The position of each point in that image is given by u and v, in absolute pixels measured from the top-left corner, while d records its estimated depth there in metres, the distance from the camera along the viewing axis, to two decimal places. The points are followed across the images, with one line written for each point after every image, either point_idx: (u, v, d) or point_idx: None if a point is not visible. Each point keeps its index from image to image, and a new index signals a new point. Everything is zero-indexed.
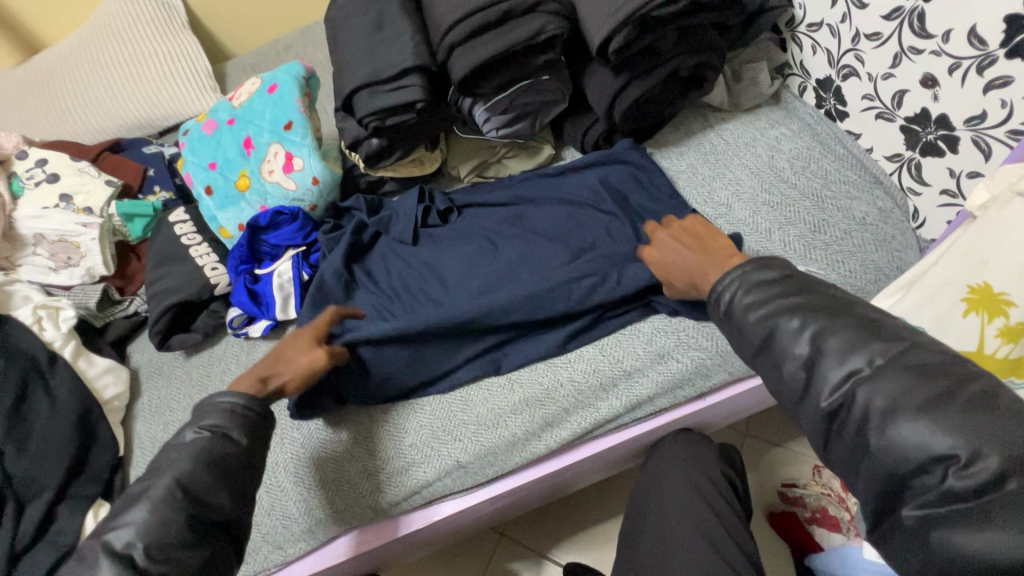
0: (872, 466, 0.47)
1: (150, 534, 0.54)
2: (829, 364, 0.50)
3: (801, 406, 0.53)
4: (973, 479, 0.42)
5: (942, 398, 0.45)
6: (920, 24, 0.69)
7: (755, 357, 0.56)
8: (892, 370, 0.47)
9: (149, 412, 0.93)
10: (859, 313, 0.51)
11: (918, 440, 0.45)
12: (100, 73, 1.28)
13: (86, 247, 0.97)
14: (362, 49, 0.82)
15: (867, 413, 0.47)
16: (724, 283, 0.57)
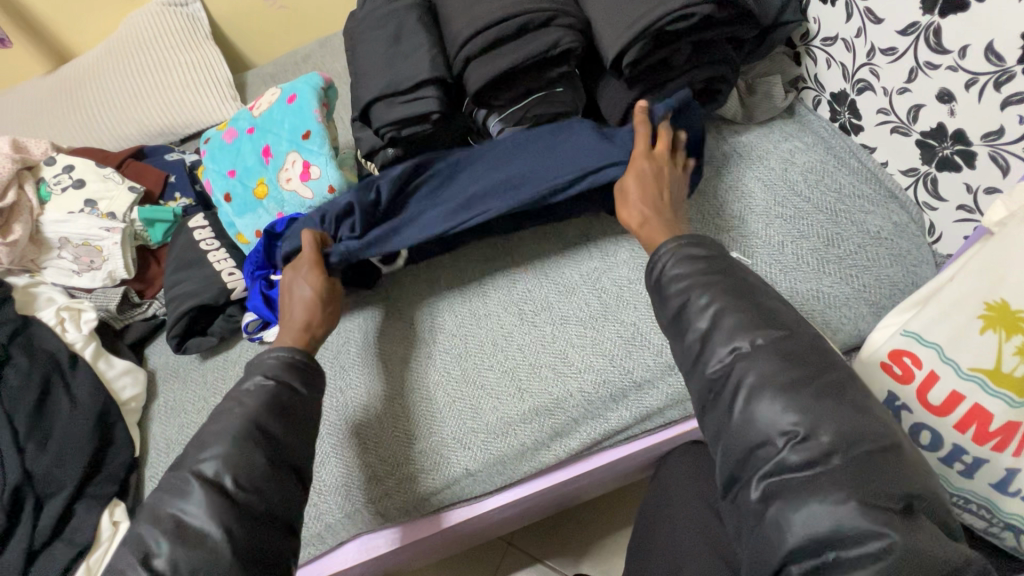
0: (735, 437, 0.55)
1: (218, 496, 0.59)
2: (719, 340, 0.58)
3: (692, 375, 0.61)
4: (806, 452, 0.51)
5: (800, 382, 0.54)
6: (937, 40, 0.69)
7: (668, 325, 0.64)
8: (767, 352, 0.56)
9: (165, 413, 0.94)
10: (762, 303, 0.60)
11: (776, 416, 0.53)
12: (126, 83, 1.32)
13: (108, 251, 1.00)
14: (380, 61, 0.84)
15: (739, 386, 0.56)
16: (659, 254, 0.66)
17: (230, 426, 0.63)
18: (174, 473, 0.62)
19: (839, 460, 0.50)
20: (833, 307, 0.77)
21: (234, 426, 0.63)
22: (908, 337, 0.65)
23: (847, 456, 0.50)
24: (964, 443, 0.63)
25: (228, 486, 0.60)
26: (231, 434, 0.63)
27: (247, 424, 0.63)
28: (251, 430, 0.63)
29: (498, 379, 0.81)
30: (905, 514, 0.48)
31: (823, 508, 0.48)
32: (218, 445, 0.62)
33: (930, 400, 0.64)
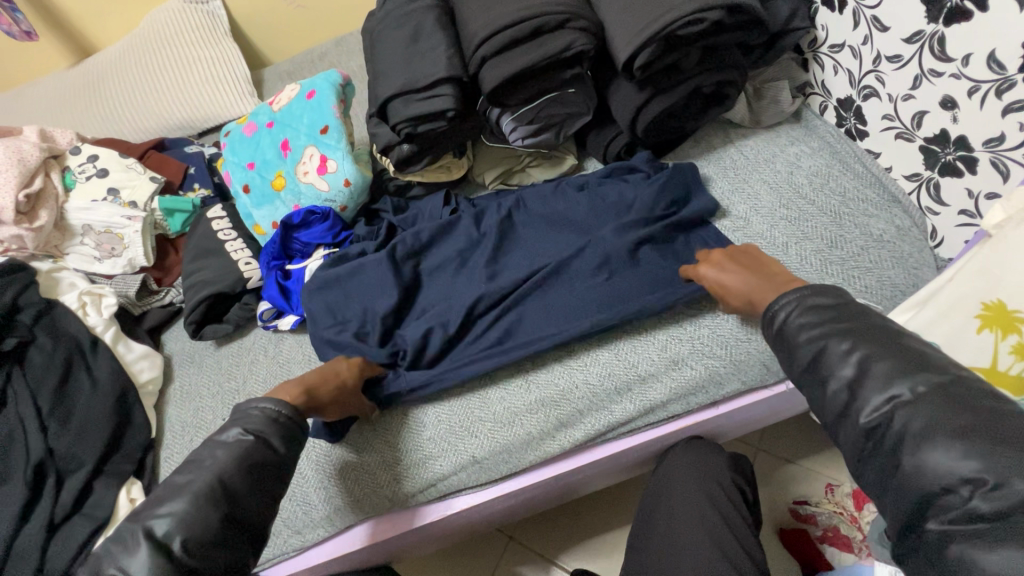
0: (902, 483, 0.48)
1: (182, 523, 0.60)
2: (871, 388, 0.52)
3: (841, 424, 0.54)
4: (998, 502, 0.43)
5: (973, 428, 0.46)
6: (941, 48, 0.71)
7: (800, 374, 0.58)
8: (932, 398, 0.49)
9: (181, 397, 0.97)
10: (911, 345, 0.53)
11: (945, 460, 0.46)
12: (148, 77, 1.36)
13: (130, 238, 1.03)
14: (398, 59, 0.87)
15: (902, 436, 0.49)
16: (780, 303, 0.60)
17: (197, 479, 0.63)
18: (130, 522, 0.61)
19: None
20: None
21: (200, 482, 0.63)
22: None
23: None
24: None
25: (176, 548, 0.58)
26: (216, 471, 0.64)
27: (210, 482, 0.62)
28: (211, 489, 0.62)
29: (507, 370, 0.84)
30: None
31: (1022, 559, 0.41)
32: (177, 501, 0.61)
33: None
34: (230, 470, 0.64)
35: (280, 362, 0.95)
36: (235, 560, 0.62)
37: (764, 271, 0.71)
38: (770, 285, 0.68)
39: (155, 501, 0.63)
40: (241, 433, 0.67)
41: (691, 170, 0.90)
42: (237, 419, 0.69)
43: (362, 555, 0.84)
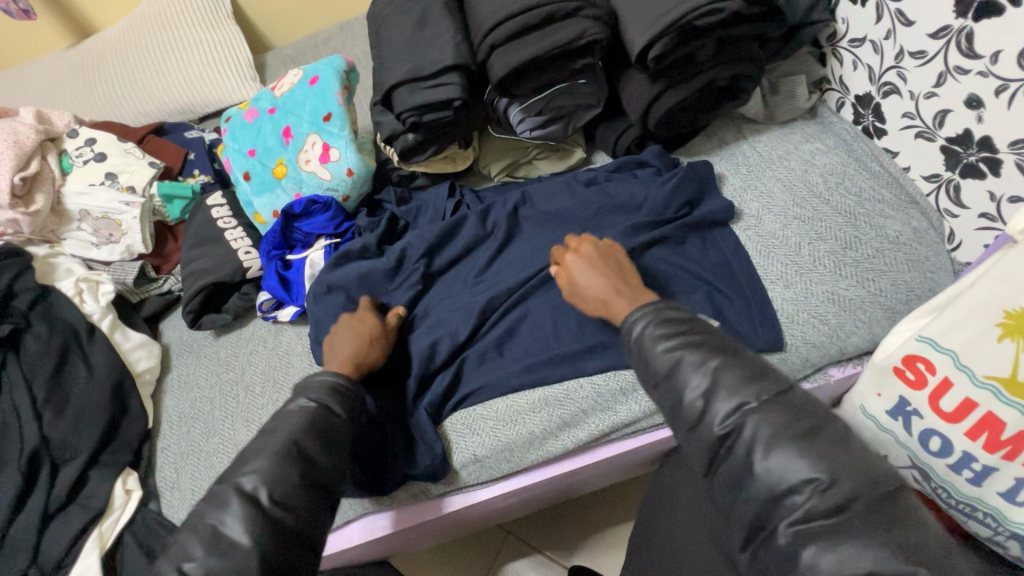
0: (748, 489, 0.49)
1: (267, 479, 0.56)
2: (721, 398, 0.52)
3: (693, 434, 0.54)
4: (834, 499, 0.45)
5: (813, 432, 0.49)
6: (969, 44, 0.68)
7: (655, 384, 0.57)
8: (775, 407, 0.50)
9: (178, 387, 0.96)
10: (751, 357, 0.55)
11: (795, 468, 0.47)
12: (148, 59, 1.33)
13: (127, 225, 1.01)
14: (404, 45, 0.84)
15: (753, 443, 0.49)
16: (640, 314, 0.60)
17: (271, 440, 0.59)
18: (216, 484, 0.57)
19: (863, 506, 0.45)
20: (848, 309, 0.77)
21: (275, 442, 0.59)
22: (922, 343, 0.66)
23: (869, 502, 0.45)
24: (975, 450, 0.64)
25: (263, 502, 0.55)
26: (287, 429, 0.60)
27: (286, 441, 0.58)
28: (289, 448, 0.58)
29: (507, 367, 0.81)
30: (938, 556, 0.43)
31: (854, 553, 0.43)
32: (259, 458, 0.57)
33: (942, 406, 0.65)
34: (305, 430, 0.60)
35: (280, 353, 0.94)
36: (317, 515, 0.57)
37: (623, 279, 0.71)
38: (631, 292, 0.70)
39: (236, 464, 0.58)
40: (305, 402, 0.62)
41: (703, 165, 0.88)
42: (297, 392, 0.65)
43: (363, 551, 0.84)
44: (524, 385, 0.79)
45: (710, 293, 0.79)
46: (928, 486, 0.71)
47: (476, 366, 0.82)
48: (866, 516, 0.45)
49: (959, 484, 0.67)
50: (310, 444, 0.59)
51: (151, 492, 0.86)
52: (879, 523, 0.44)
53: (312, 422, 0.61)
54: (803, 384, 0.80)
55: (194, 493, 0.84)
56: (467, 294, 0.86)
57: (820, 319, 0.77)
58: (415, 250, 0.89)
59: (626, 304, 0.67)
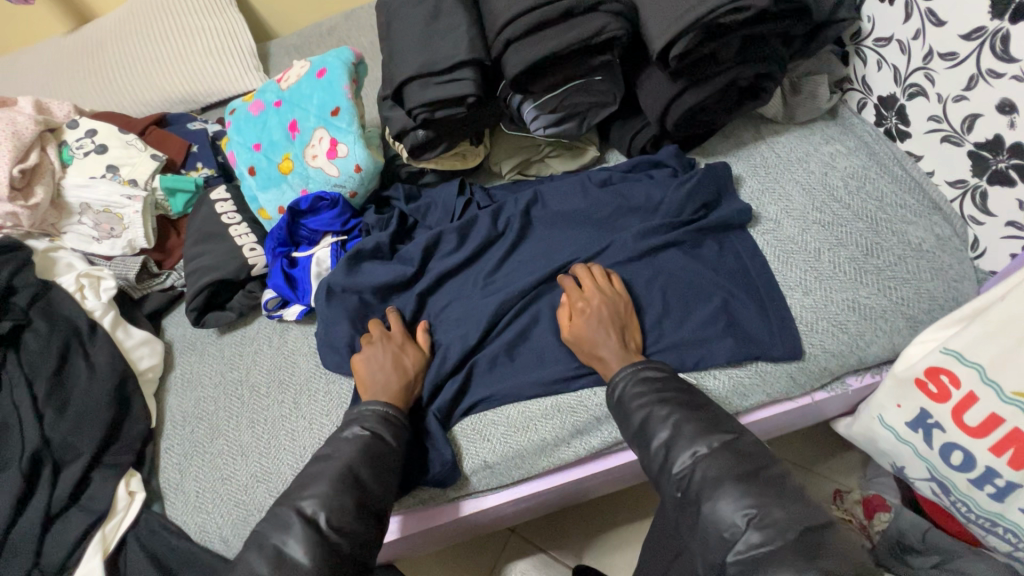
0: (703, 527, 0.58)
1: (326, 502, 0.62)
2: (681, 446, 0.62)
3: (662, 476, 0.63)
4: (765, 531, 0.54)
5: (752, 474, 0.58)
6: (1003, 47, 0.66)
7: (632, 436, 0.67)
8: (723, 453, 0.60)
9: (182, 385, 0.94)
10: (709, 410, 0.65)
11: (733, 505, 0.56)
12: (149, 47, 1.30)
13: (129, 219, 0.99)
14: (416, 39, 0.81)
15: (702, 485, 0.59)
16: (621, 375, 0.70)
17: (330, 467, 0.65)
18: (278, 506, 0.63)
19: (791, 537, 0.53)
20: (868, 317, 0.75)
21: (333, 469, 0.65)
22: (948, 356, 0.64)
23: (799, 533, 0.53)
24: (998, 466, 0.62)
25: (323, 525, 0.60)
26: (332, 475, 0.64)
27: (343, 469, 0.65)
28: (345, 474, 0.64)
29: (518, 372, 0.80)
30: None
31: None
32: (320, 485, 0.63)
33: (965, 420, 0.64)
34: (357, 459, 0.66)
35: (285, 353, 0.92)
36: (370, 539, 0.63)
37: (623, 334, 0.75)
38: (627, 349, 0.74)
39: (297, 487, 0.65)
40: (359, 430, 0.69)
41: (721, 167, 0.86)
42: (350, 422, 0.71)
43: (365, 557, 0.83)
44: (536, 391, 0.78)
45: (727, 299, 0.78)
46: (947, 500, 0.72)
47: (486, 369, 0.80)
48: (795, 545, 0.52)
49: (981, 499, 0.66)
50: (364, 471, 0.65)
51: (154, 493, 0.85)
52: (806, 553, 0.52)
53: (364, 450, 0.67)
54: (819, 392, 0.79)
55: (199, 495, 0.83)
56: (477, 297, 0.84)
57: (839, 327, 0.75)
58: (425, 251, 0.87)
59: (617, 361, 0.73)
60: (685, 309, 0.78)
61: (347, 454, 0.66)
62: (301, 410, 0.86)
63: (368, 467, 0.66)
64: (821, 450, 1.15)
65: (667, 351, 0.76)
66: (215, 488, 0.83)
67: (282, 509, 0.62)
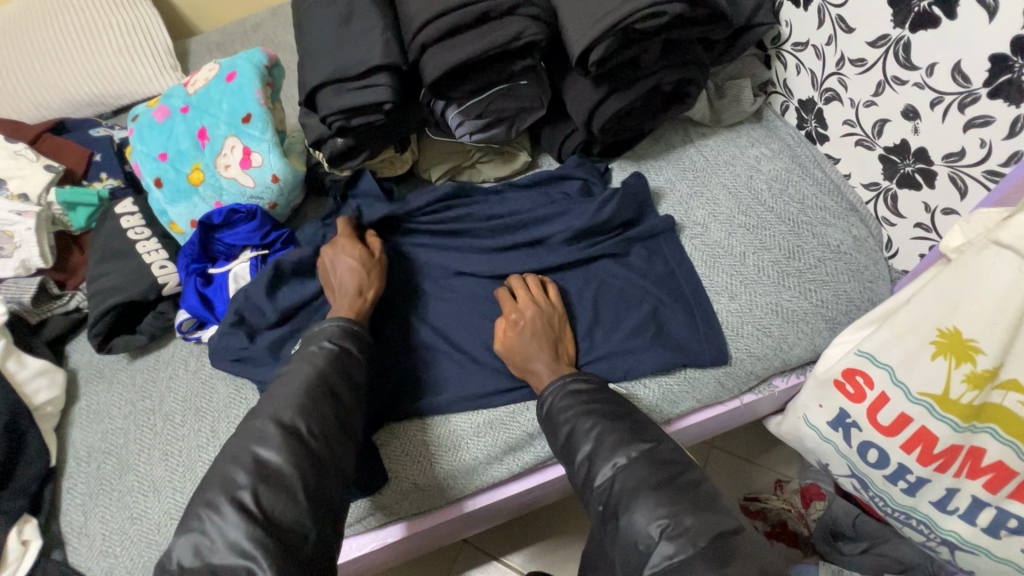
0: (621, 540, 0.56)
1: (303, 412, 0.59)
2: (601, 460, 0.60)
3: (587, 488, 0.61)
4: (677, 541, 0.52)
5: (668, 481, 0.57)
6: (906, 55, 0.67)
7: (559, 450, 0.65)
8: (641, 462, 0.59)
9: (87, 418, 0.87)
10: (631, 418, 0.64)
11: (648, 516, 0.55)
12: (45, 44, 1.19)
13: (21, 237, 0.89)
14: (327, 42, 0.77)
15: (621, 495, 0.57)
16: (549, 390, 0.68)
17: (296, 377, 0.62)
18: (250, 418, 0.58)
19: (702, 544, 0.52)
20: (791, 320, 0.77)
21: (301, 375, 0.62)
22: (862, 359, 0.65)
23: (709, 540, 0.52)
24: (910, 462, 0.65)
25: (303, 433, 0.57)
26: (301, 387, 0.61)
27: (316, 380, 0.62)
28: (318, 385, 0.61)
29: (450, 393, 0.76)
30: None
31: None
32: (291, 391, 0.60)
33: (879, 420, 0.66)
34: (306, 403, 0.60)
35: (202, 377, 0.86)
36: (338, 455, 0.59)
37: (556, 352, 0.73)
38: (557, 364, 0.72)
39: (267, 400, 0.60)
40: (326, 345, 0.66)
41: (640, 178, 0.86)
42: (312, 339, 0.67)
43: (355, 565, 0.79)
44: (467, 408, 0.75)
45: (656, 305, 0.78)
46: (867, 495, 0.74)
47: (415, 386, 0.77)
48: (706, 555, 0.51)
49: (895, 494, 0.69)
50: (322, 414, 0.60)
51: (55, 539, 0.78)
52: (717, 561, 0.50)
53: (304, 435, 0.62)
54: (748, 395, 0.80)
55: (106, 538, 0.76)
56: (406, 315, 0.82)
57: (764, 331, 0.76)
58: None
59: (546, 377, 0.71)
60: (616, 319, 0.77)
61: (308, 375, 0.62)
62: (220, 439, 0.81)
63: (342, 382, 0.63)
64: (762, 443, 1.18)
65: (598, 362, 0.75)
66: (123, 529, 0.76)
67: (257, 421, 0.58)
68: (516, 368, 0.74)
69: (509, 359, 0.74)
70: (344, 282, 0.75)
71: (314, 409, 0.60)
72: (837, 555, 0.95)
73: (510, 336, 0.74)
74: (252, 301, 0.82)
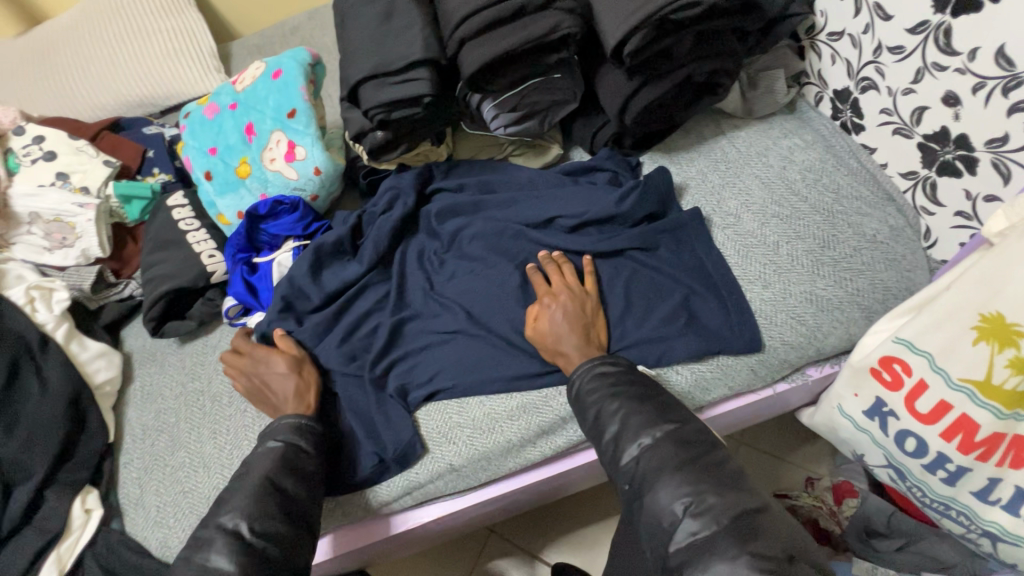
0: (646, 516, 0.57)
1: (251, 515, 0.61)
2: (627, 441, 0.62)
3: (614, 468, 0.63)
4: (701, 518, 0.54)
5: (694, 460, 0.58)
6: (946, 41, 0.67)
7: (587, 432, 0.67)
8: (666, 442, 0.60)
9: (141, 398, 0.92)
10: (657, 400, 0.65)
11: (671, 494, 0.56)
12: (101, 48, 1.26)
13: (82, 228, 0.95)
14: (369, 38, 0.80)
15: (646, 475, 0.59)
16: (578, 373, 0.69)
17: (247, 480, 0.64)
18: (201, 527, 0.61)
19: (726, 522, 0.53)
20: (825, 309, 0.76)
21: (251, 482, 0.64)
22: (899, 345, 0.65)
23: (732, 518, 0.53)
24: (948, 451, 0.64)
25: (246, 534, 0.59)
26: (250, 488, 0.63)
27: (262, 480, 0.63)
28: (266, 483, 0.63)
29: (483, 378, 0.78)
30: (787, 562, 0.50)
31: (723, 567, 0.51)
32: (238, 497, 0.62)
33: (917, 408, 0.65)
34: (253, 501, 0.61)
35: None
36: (297, 540, 0.62)
37: (589, 339, 0.74)
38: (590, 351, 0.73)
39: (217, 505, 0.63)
40: (275, 443, 0.68)
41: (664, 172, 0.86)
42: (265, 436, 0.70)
43: (385, 544, 0.82)
44: (501, 389, 0.78)
45: (688, 294, 0.79)
46: (903, 485, 0.74)
47: (451, 372, 0.80)
48: (731, 531, 0.52)
49: (933, 484, 0.68)
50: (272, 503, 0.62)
51: (114, 509, 0.83)
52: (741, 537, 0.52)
53: (282, 460, 0.66)
54: (781, 384, 0.80)
55: (159, 509, 0.81)
56: (440, 302, 0.84)
57: (798, 319, 0.76)
58: (388, 235, 0.87)
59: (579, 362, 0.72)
60: (649, 306, 0.78)
61: (264, 465, 0.65)
62: (264, 419, 0.84)
63: (290, 475, 0.65)
64: (794, 440, 1.17)
65: (631, 348, 0.76)
66: (175, 502, 0.81)
67: (204, 530, 0.61)
68: (547, 353, 0.76)
69: (541, 344, 0.76)
70: (280, 387, 0.77)
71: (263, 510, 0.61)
72: (874, 553, 0.94)
73: (546, 323, 0.75)
74: (295, 286, 0.86)
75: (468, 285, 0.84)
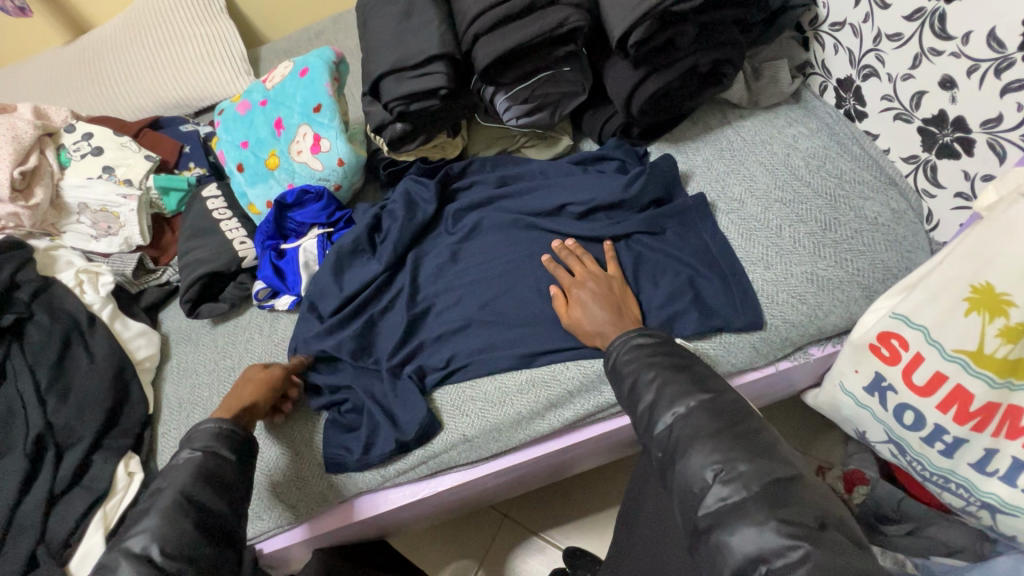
0: (677, 483, 0.59)
1: (161, 534, 0.58)
2: (661, 410, 0.63)
3: (648, 434, 0.65)
4: (731, 484, 0.56)
5: (728, 427, 0.60)
6: (941, 26, 0.69)
7: (623, 401, 0.69)
8: (700, 411, 0.62)
9: (178, 374, 0.98)
10: (692, 370, 0.67)
11: (703, 460, 0.58)
12: (143, 54, 1.35)
13: (125, 217, 1.04)
14: (390, 36, 0.86)
15: (679, 441, 0.61)
16: (614, 345, 0.72)
17: (160, 497, 0.61)
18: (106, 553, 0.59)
19: (756, 489, 0.55)
20: (826, 289, 0.79)
21: (165, 498, 0.61)
22: (896, 320, 0.67)
23: (762, 485, 0.55)
24: (945, 422, 0.66)
25: (156, 557, 0.57)
26: (163, 506, 0.60)
27: (177, 496, 0.61)
28: (180, 501, 0.61)
29: (496, 355, 0.83)
30: (818, 529, 0.52)
31: (751, 531, 0.53)
32: (148, 519, 0.60)
33: (914, 380, 0.67)
34: (164, 518, 0.59)
35: (276, 339, 0.97)
36: (219, 557, 0.60)
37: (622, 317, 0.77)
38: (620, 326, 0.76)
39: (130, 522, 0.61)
40: (193, 451, 0.66)
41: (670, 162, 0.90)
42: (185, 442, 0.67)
43: (401, 514, 0.87)
44: (512, 365, 0.82)
45: (693, 275, 0.82)
46: (905, 460, 0.75)
47: (465, 349, 0.84)
48: (761, 499, 0.54)
49: (933, 457, 0.70)
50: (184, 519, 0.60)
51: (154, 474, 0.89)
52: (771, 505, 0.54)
53: (197, 471, 0.63)
54: (784, 361, 0.82)
55: None
56: (456, 285, 0.89)
57: (799, 299, 0.79)
58: (408, 221, 0.92)
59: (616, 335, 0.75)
60: (654, 287, 0.82)
61: (179, 480, 0.62)
62: None
63: (205, 486, 0.63)
64: (806, 429, 1.17)
65: None
66: None
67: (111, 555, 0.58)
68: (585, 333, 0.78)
69: (579, 324, 0.78)
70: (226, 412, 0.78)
71: (173, 527, 0.59)
72: (881, 537, 0.96)
73: (580, 300, 0.79)
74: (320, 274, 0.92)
75: (482, 268, 0.89)
